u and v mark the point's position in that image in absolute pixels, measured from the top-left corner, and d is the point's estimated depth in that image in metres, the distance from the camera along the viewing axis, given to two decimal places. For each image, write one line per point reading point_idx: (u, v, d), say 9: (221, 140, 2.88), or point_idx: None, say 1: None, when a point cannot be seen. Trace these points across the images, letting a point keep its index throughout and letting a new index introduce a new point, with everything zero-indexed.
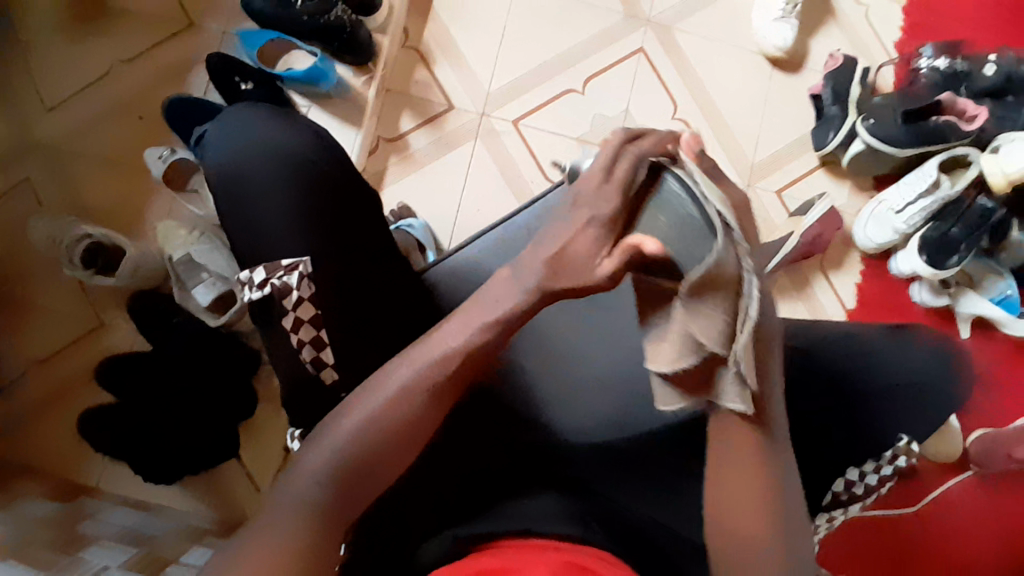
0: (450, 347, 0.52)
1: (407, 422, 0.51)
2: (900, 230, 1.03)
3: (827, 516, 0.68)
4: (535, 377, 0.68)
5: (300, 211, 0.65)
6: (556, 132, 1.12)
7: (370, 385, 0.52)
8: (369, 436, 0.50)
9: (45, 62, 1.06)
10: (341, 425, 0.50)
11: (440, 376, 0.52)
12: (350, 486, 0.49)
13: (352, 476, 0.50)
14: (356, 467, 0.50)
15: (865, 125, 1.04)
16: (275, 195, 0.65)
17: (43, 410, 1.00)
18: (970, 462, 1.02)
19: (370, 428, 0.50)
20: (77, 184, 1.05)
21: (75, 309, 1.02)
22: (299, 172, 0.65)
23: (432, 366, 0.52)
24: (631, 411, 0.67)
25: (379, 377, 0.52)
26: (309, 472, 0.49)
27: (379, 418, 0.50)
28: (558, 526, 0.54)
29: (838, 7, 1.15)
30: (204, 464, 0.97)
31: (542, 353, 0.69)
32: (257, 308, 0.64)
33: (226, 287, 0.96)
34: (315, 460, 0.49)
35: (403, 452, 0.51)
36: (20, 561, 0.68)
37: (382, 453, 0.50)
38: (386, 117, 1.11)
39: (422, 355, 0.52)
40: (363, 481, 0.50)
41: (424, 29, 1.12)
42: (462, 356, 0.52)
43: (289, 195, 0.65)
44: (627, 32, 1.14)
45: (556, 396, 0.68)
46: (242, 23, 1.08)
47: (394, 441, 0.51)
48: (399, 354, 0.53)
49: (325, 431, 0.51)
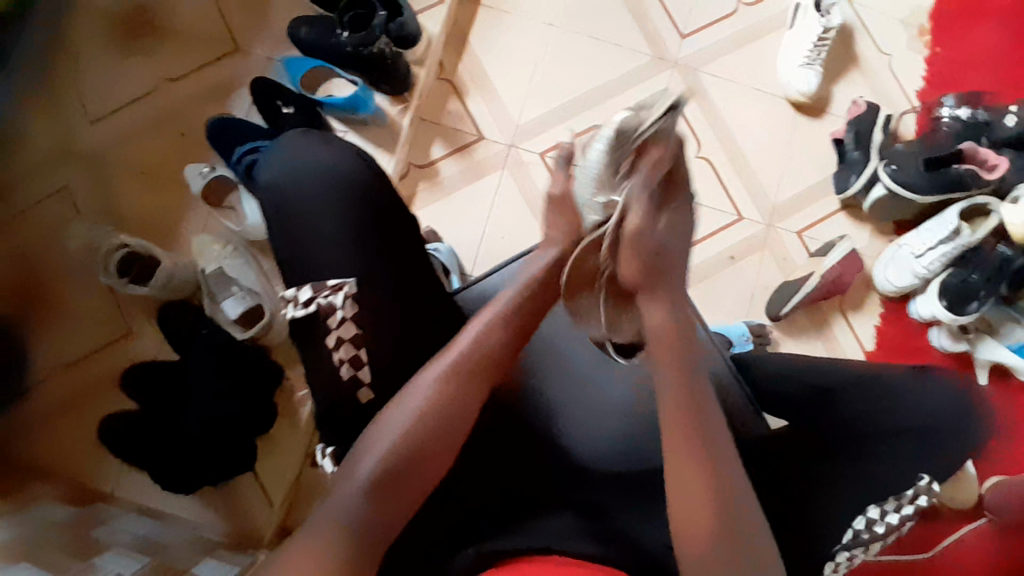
0: (455, 352, 0.60)
1: (439, 421, 0.56)
2: (920, 274, 1.04)
3: (848, 556, 0.64)
4: (545, 378, 0.72)
5: (344, 231, 0.67)
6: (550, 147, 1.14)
7: (403, 393, 0.57)
8: (400, 445, 0.55)
9: (96, 78, 1.11)
10: (378, 438, 0.55)
11: (466, 362, 0.59)
12: (388, 490, 0.53)
13: (397, 482, 0.54)
14: (395, 477, 0.54)
15: (887, 171, 1.06)
16: (321, 216, 0.67)
17: (69, 412, 1.02)
18: (986, 509, 1.00)
19: (407, 433, 0.55)
20: (118, 196, 1.09)
21: (107, 315, 1.06)
22: (346, 193, 0.68)
23: (457, 359, 0.59)
24: (640, 438, 0.69)
25: (410, 384, 0.58)
26: (345, 487, 0.53)
27: (414, 425, 0.56)
28: (580, 545, 0.57)
29: (862, 56, 1.19)
30: (221, 475, 0.99)
31: (548, 357, 0.72)
32: (300, 325, 0.67)
33: (253, 301, 1.00)
34: (357, 471, 0.53)
35: (438, 458, 0.56)
36: (35, 565, 0.69)
37: (412, 460, 0.55)
38: (418, 143, 1.15)
39: (447, 352, 0.60)
40: (409, 486, 0.54)
41: (459, 63, 1.17)
42: (466, 359, 0.60)
43: (333, 216, 0.67)
44: (653, 72, 1.17)
45: (569, 402, 0.71)
46: (287, 51, 1.13)
47: (430, 445, 0.56)
48: (424, 365, 0.59)
49: (362, 447, 0.55)
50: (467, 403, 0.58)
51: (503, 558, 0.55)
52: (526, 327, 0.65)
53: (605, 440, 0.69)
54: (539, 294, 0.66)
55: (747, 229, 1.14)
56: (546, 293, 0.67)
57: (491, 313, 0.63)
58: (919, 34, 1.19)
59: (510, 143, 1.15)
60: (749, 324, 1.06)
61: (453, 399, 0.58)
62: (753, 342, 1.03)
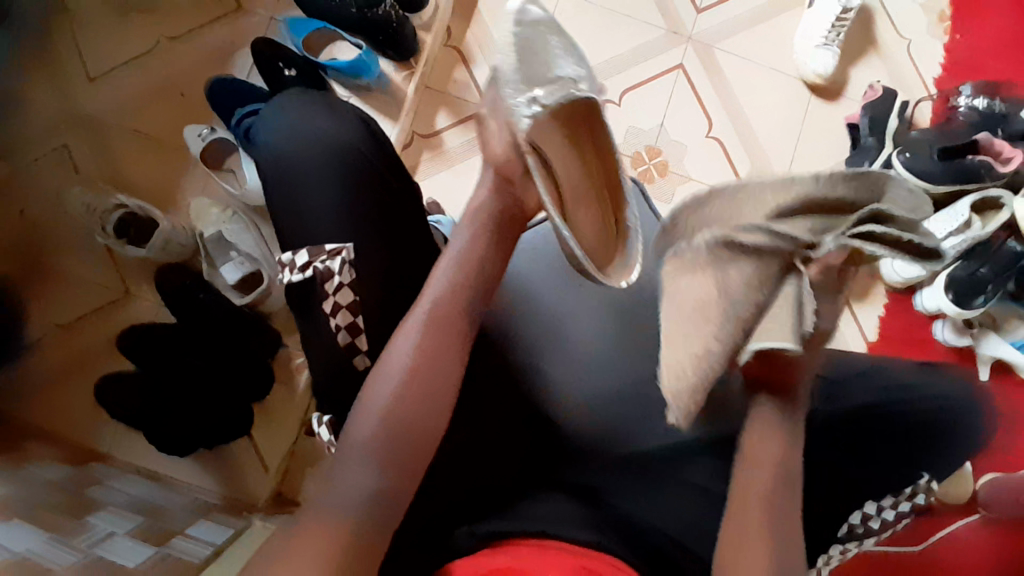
0: (421, 312, 0.59)
1: (424, 378, 0.56)
2: (927, 267, 1.02)
3: (841, 548, 0.66)
4: (542, 364, 0.70)
5: (344, 195, 0.67)
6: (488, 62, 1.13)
7: (381, 365, 0.57)
8: (392, 415, 0.54)
9: (95, 35, 1.09)
10: (366, 409, 0.55)
11: (432, 318, 0.59)
12: (392, 461, 0.52)
13: (399, 444, 0.53)
14: (395, 438, 0.53)
15: (900, 158, 1.04)
16: (323, 180, 0.67)
17: (64, 376, 1.01)
18: (980, 504, 1.00)
19: (397, 394, 0.55)
20: (116, 157, 1.07)
21: (103, 277, 1.04)
22: (348, 157, 0.68)
23: (424, 318, 0.59)
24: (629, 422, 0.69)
25: (385, 357, 0.57)
26: (348, 466, 0.52)
27: (396, 392, 0.55)
28: (576, 531, 0.56)
29: (881, 39, 1.15)
30: (216, 440, 0.99)
31: (543, 325, 0.71)
32: (297, 291, 0.66)
33: (251, 267, 0.99)
34: (352, 448, 0.53)
35: (431, 421, 0.55)
36: (27, 521, 0.69)
37: (407, 425, 0.54)
38: (423, 113, 1.12)
39: (410, 318, 0.59)
40: (414, 448, 0.54)
41: (466, 30, 1.14)
42: (433, 314, 0.59)
43: (334, 180, 0.67)
44: (667, 48, 1.14)
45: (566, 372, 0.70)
46: (290, 11, 1.10)
47: (420, 407, 0.55)
48: (393, 335, 0.58)
49: (351, 427, 0.54)
50: (443, 356, 0.57)
51: (501, 539, 0.55)
52: (489, 273, 0.64)
53: (594, 408, 0.69)
54: (493, 241, 0.66)
55: None
56: (500, 240, 0.66)
57: (445, 268, 0.62)
58: (940, 19, 1.15)
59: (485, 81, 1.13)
60: None
61: (432, 349, 0.57)
62: None
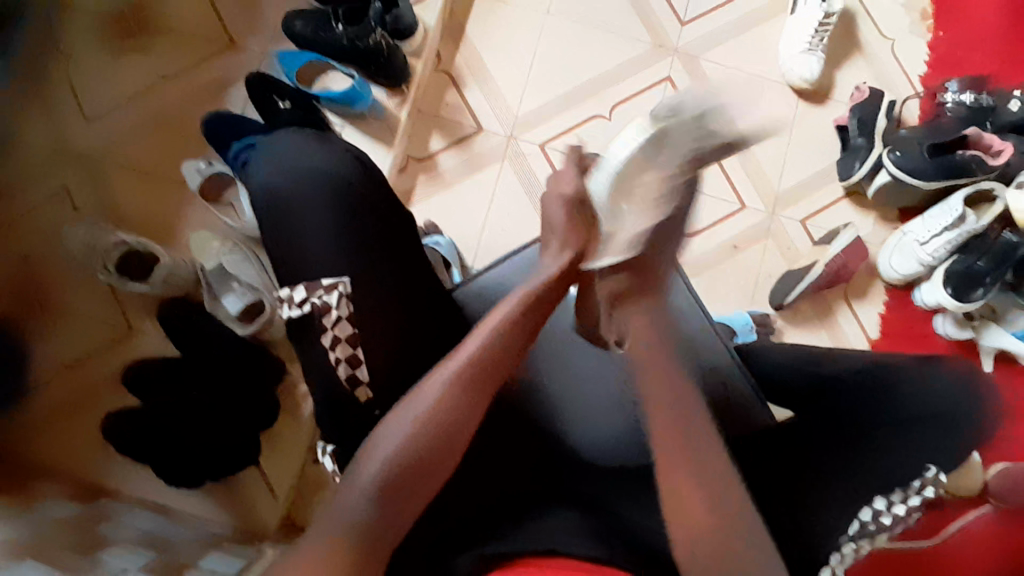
0: (462, 360, 0.58)
1: (444, 429, 0.55)
2: (925, 261, 1.03)
3: (855, 547, 0.62)
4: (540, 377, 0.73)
5: (334, 238, 0.68)
6: (502, 93, 1.15)
7: (408, 399, 0.57)
8: (403, 459, 0.53)
9: (92, 78, 1.11)
10: (375, 449, 0.54)
11: (469, 369, 0.58)
12: (394, 497, 0.52)
13: (400, 489, 0.53)
14: (400, 482, 0.53)
15: (891, 158, 1.04)
16: (315, 224, 0.68)
17: (70, 414, 1.02)
18: (990, 495, 0.99)
19: (411, 440, 0.54)
20: (116, 195, 1.08)
21: (107, 314, 1.05)
22: (336, 200, 0.69)
23: (461, 368, 0.58)
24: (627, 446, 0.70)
25: (411, 395, 0.57)
26: (354, 500, 0.52)
27: (415, 432, 0.54)
28: (585, 548, 0.55)
29: (864, 40, 1.17)
30: (226, 470, 0.99)
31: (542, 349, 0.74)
32: (296, 325, 0.67)
33: (254, 297, 0.99)
34: (357, 485, 0.52)
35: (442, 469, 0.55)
36: (40, 560, 0.69)
37: (417, 471, 0.54)
38: (416, 137, 1.14)
39: (452, 359, 0.58)
40: (418, 487, 0.54)
41: (456, 53, 1.16)
42: (472, 366, 0.58)
43: (324, 224, 0.68)
44: (653, 60, 1.16)
45: (557, 391, 0.73)
46: (283, 44, 1.12)
47: (436, 456, 0.55)
48: (428, 372, 0.58)
49: (359, 462, 0.54)
50: (470, 411, 0.57)
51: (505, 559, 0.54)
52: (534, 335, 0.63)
53: (605, 434, 0.71)
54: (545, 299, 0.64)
55: (750, 218, 1.13)
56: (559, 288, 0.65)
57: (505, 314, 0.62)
58: (922, 17, 1.17)
59: (508, 134, 1.14)
60: (752, 313, 1.05)
61: (454, 405, 0.56)
62: (757, 332, 1.03)
